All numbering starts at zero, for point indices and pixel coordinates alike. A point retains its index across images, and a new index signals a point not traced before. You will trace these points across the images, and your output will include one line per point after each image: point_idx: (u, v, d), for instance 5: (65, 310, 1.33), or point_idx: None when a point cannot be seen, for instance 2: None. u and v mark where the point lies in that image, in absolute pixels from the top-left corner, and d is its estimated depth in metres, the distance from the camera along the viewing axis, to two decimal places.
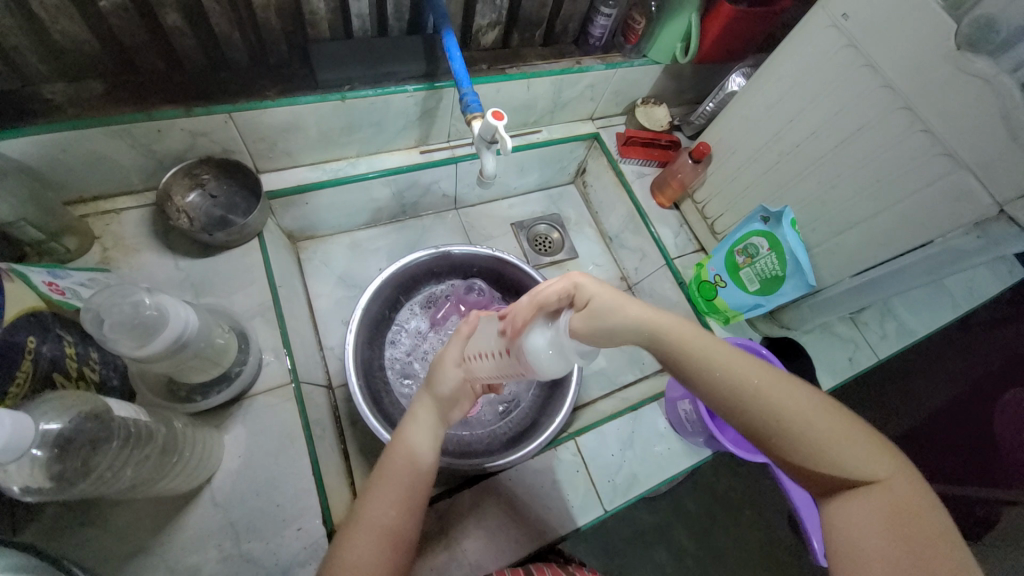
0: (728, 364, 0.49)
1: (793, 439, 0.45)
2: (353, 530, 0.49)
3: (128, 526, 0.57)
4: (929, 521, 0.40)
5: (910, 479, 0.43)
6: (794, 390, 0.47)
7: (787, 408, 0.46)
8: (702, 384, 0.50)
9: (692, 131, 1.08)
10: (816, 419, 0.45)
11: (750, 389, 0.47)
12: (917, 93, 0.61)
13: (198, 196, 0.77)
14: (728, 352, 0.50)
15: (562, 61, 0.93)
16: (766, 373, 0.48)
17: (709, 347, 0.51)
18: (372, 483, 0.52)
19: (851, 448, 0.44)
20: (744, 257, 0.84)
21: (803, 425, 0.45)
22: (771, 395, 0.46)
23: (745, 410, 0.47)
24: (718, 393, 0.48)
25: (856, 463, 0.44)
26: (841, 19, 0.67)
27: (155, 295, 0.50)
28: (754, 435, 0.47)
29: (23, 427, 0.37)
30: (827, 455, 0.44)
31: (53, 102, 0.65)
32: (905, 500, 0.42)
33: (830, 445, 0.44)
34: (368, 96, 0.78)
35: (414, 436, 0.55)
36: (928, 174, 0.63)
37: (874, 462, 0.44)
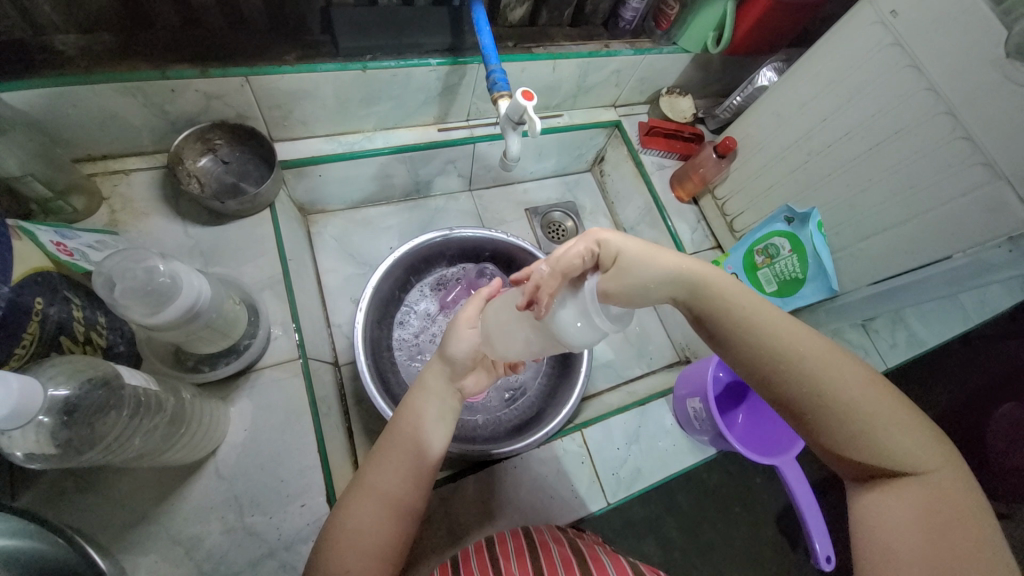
0: (782, 343, 0.48)
1: (844, 418, 0.45)
2: (357, 497, 0.50)
3: (131, 493, 0.56)
4: (971, 516, 0.40)
5: (957, 472, 0.43)
6: (851, 371, 0.46)
7: (840, 389, 0.45)
8: (758, 356, 0.49)
9: (717, 125, 1.06)
10: (870, 403, 0.45)
11: (809, 365, 0.47)
12: (961, 99, 0.59)
13: (210, 161, 0.75)
14: (789, 326, 0.49)
15: (591, 43, 0.90)
16: (825, 352, 0.47)
17: (764, 322, 0.50)
18: (380, 450, 0.53)
19: (892, 436, 0.44)
20: (764, 258, 0.83)
21: (844, 409, 0.45)
22: (828, 373, 0.46)
23: (788, 387, 0.47)
24: (764, 371, 0.49)
25: (905, 450, 0.43)
26: (889, 16, 0.64)
27: (169, 262, 0.48)
28: (801, 412, 0.47)
29: (30, 392, 0.36)
30: (876, 438, 0.44)
31: (64, 54, 0.62)
32: (951, 493, 0.41)
33: (881, 429, 0.44)
34: (390, 67, 0.75)
35: (425, 411, 0.55)
36: (964, 183, 0.61)
37: (922, 451, 0.44)
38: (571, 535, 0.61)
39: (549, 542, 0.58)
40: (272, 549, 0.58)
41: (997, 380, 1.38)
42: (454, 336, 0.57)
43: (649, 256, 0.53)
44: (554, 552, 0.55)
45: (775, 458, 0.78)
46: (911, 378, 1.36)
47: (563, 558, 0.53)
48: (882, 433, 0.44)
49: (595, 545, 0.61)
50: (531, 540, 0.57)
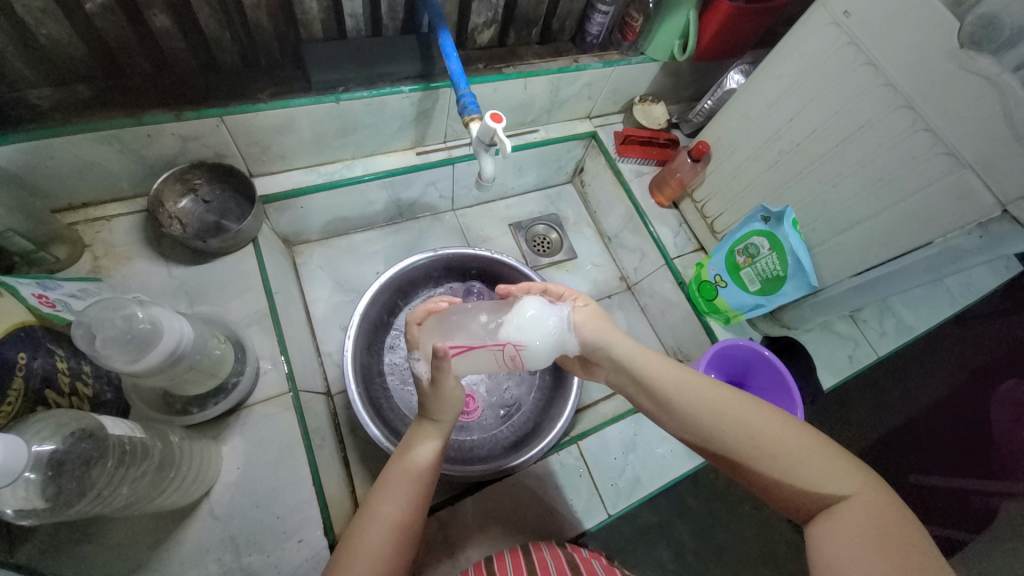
0: (698, 391, 0.51)
1: (766, 457, 0.45)
2: (364, 526, 0.50)
3: (126, 542, 0.56)
4: (902, 532, 0.39)
5: (882, 492, 0.43)
6: (759, 413, 0.48)
7: (747, 432, 0.47)
8: (677, 411, 0.51)
9: (691, 129, 1.08)
10: (782, 437, 0.46)
11: (716, 416, 0.49)
12: (918, 93, 0.61)
13: (191, 201, 0.76)
14: (699, 383, 0.52)
15: (560, 59, 0.92)
16: (734, 400, 0.49)
17: (679, 376, 0.53)
18: (387, 477, 0.53)
19: (815, 465, 0.44)
20: (744, 257, 0.84)
21: (766, 443, 0.46)
22: (737, 419, 0.48)
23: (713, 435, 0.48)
24: (690, 420, 0.50)
25: (825, 478, 0.43)
26: (842, 17, 0.66)
27: (148, 308, 0.49)
28: (729, 458, 0.48)
29: (15, 450, 0.36)
30: (792, 470, 0.44)
31: (39, 108, 0.63)
32: (877, 514, 0.41)
33: (799, 461, 0.45)
34: (363, 98, 0.77)
35: (421, 439, 0.56)
36: (930, 173, 0.63)
37: (842, 478, 0.43)
38: (569, 550, 0.61)
39: (547, 559, 0.57)
40: None
41: (993, 358, 1.39)
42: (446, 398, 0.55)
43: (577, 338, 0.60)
44: (550, 564, 0.55)
45: None
46: (907, 364, 1.37)
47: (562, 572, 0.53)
48: (801, 464, 0.44)
49: (591, 557, 0.61)
50: (528, 556, 0.57)
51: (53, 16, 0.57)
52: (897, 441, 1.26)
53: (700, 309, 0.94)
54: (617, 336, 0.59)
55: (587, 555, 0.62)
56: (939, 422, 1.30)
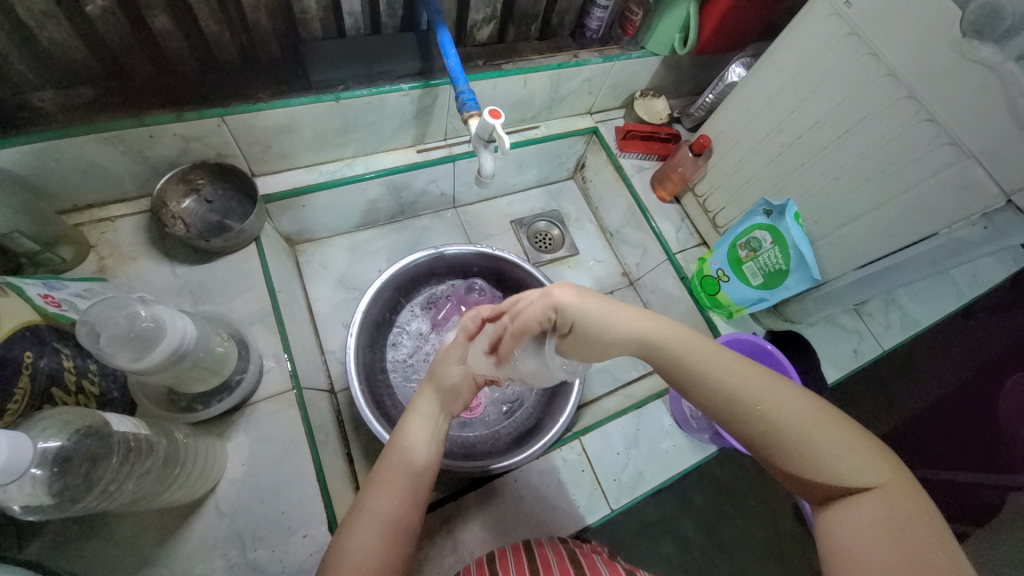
0: (730, 373, 0.49)
1: (793, 446, 0.45)
2: (358, 519, 0.50)
3: (133, 537, 0.56)
4: (924, 527, 0.39)
5: (909, 487, 0.42)
6: (795, 398, 0.46)
7: (782, 416, 0.45)
8: (706, 390, 0.49)
9: (692, 123, 1.07)
10: (815, 422, 0.45)
11: (749, 401, 0.47)
12: (921, 82, 0.60)
13: (193, 201, 0.77)
14: (733, 364, 0.49)
15: (559, 55, 0.92)
16: (769, 383, 0.47)
17: (710, 357, 0.50)
18: (377, 473, 0.54)
19: (846, 456, 0.43)
20: (747, 251, 0.83)
21: (795, 431, 0.45)
22: (771, 403, 0.46)
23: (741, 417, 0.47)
24: (717, 402, 0.49)
25: (853, 467, 0.43)
26: (843, 7, 0.65)
27: (151, 307, 0.49)
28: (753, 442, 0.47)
29: (22, 447, 0.36)
30: (821, 457, 0.44)
31: (43, 110, 0.64)
32: (903, 507, 0.41)
33: (829, 452, 0.44)
34: (363, 96, 0.77)
35: (412, 430, 0.58)
36: (934, 163, 0.62)
37: (870, 467, 0.43)
38: (570, 545, 0.62)
39: (548, 554, 0.57)
40: None
41: (1001, 351, 1.37)
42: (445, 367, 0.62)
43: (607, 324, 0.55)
44: (552, 560, 0.55)
45: None
46: (913, 358, 1.36)
47: (563, 566, 0.53)
48: (832, 451, 0.44)
49: (594, 553, 0.62)
50: (531, 551, 0.58)
51: (54, 18, 0.58)
52: (903, 435, 1.25)
53: (702, 304, 0.94)
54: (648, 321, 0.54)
55: (589, 550, 0.61)
56: (947, 416, 1.29)
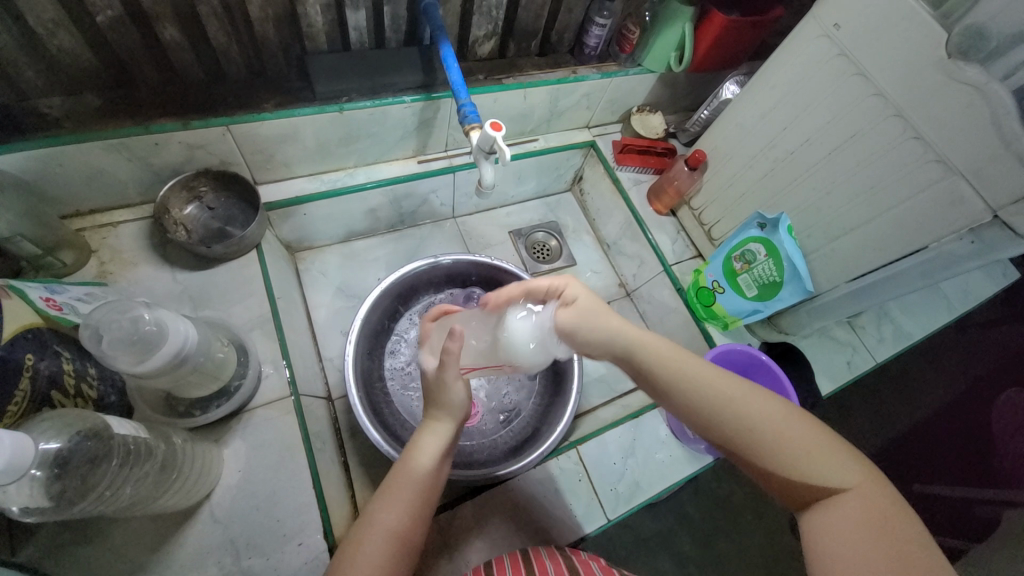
0: (703, 380, 0.49)
1: (768, 451, 0.45)
2: (364, 536, 0.50)
3: (127, 544, 0.56)
4: (895, 525, 0.40)
5: (882, 485, 0.43)
6: (767, 401, 0.47)
7: (757, 420, 0.46)
8: (682, 399, 0.50)
9: (688, 138, 1.09)
10: (787, 425, 0.46)
11: (721, 406, 0.47)
12: (908, 101, 0.62)
13: (196, 208, 0.78)
14: (706, 370, 0.50)
15: (559, 71, 0.94)
16: (741, 390, 0.48)
17: (684, 365, 0.51)
18: (390, 488, 0.53)
19: (817, 459, 0.44)
20: (742, 263, 0.85)
21: (768, 437, 0.45)
22: (746, 408, 0.47)
23: (718, 425, 0.47)
24: (693, 411, 0.49)
25: (827, 469, 0.44)
26: (833, 29, 0.67)
27: (155, 310, 0.50)
28: (731, 448, 0.47)
29: (23, 447, 0.36)
30: (796, 459, 0.44)
31: (50, 116, 0.65)
32: (877, 507, 0.41)
33: (802, 457, 0.44)
34: (366, 108, 0.78)
35: (426, 447, 0.57)
36: (922, 180, 0.64)
37: (844, 468, 0.44)
38: (567, 553, 0.62)
39: (546, 561, 0.57)
40: None
41: (993, 366, 1.39)
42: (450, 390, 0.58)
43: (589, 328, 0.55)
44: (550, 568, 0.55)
45: None
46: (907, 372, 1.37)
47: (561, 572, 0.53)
48: (805, 451, 0.44)
49: (591, 560, 0.62)
50: (528, 560, 0.58)
51: (66, 28, 0.59)
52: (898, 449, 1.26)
53: (699, 315, 0.94)
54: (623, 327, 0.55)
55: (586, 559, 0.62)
56: (940, 430, 1.30)
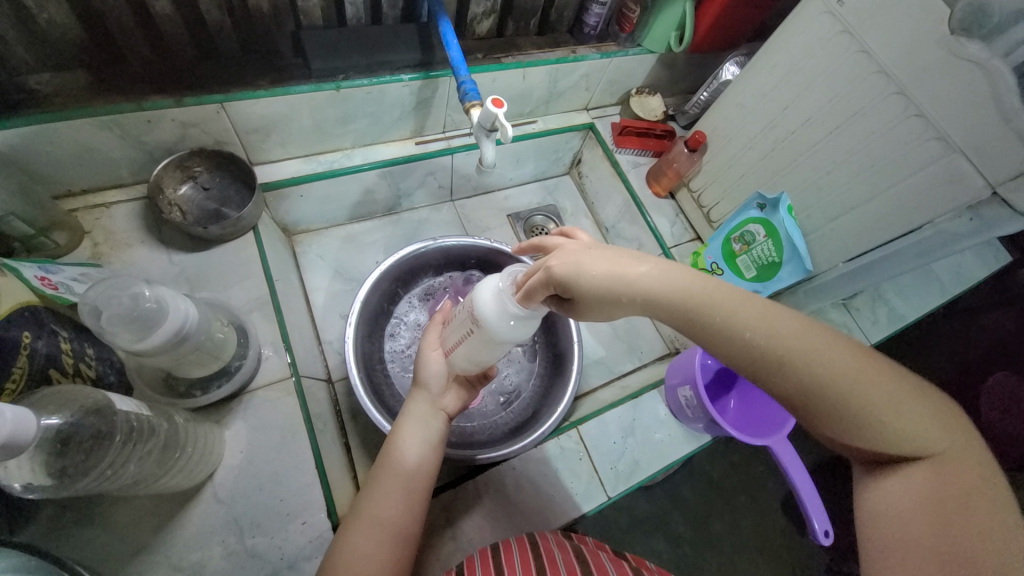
0: (759, 321, 0.40)
1: (842, 408, 0.37)
2: (353, 524, 0.53)
3: (130, 523, 0.56)
4: (977, 505, 0.34)
5: (967, 453, 0.36)
6: (849, 352, 0.38)
7: (833, 373, 0.37)
8: (734, 345, 0.41)
9: (686, 121, 1.08)
10: (869, 382, 0.37)
11: (787, 352, 0.38)
12: (911, 79, 0.62)
13: (190, 187, 0.76)
14: (764, 309, 0.41)
15: (558, 50, 0.93)
16: (812, 335, 0.39)
17: (735, 302, 0.41)
18: (379, 479, 0.56)
19: (897, 420, 0.37)
20: (740, 245, 0.86)
21: (845, 391, 0.37)
22: (815, 355, 0.38)
23: (779, 376, 0.39)
24: (746, 358, 0.40)
25: (909, 434, 0.37)
26: (836, 6, 0.67)
27: (155, 287, 0.49)
28: (793, 403, 0.39)
29: (25, 423, 0.36)
30: (875, 424, 0.37)
31: (39, 92, 0.63)
32: (960, 480, 0.35)
33: (881, 414, 0.37)
34: (363, 86, 0.77)
35: (406, 433, 0.59)
36: (922, 158, 0.64)
37: (928, 432, 0.37)
38: (574, 542, 0.61)
39: (552, 547, 0.58)
40: (276, 569, 0.58)
41: (982, 350, 1.41)
42: (426, 364, 0.63)
43: (613, 282, 0.45)
44: (557, 556, 0.55)
45: (767, 438, 0.75)
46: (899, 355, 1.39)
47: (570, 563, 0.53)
48: (888, 414, 0.37)
49: (599, 550, 0.61)
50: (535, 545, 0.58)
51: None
52: None
53: None
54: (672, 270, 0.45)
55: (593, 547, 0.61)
56: None
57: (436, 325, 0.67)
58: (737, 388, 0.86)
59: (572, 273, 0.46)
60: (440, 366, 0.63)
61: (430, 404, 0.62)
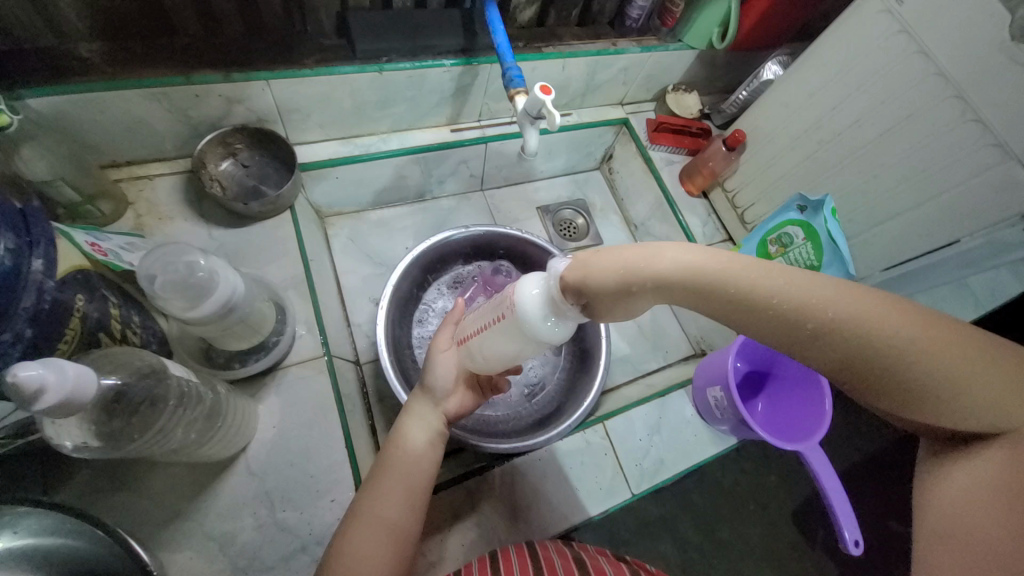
0: (807, 302, 0.37)
1: (906, 387, 0.35)
2: (353, 521, 0.52)
3: (166, 490, 0.57)
4: None
5: None
6: (912, 325, 0.35)
7: (896, 351, 0.35)
8: (782, 330, 0.38)
9: (723, 120, 1.07)
10: (938, 357, 0.34)
11: (841, 335, 0.36)
12: (970, 82, 0.61)
13: (231, 164, 0.77)
14: (815, 288, 0.37)
15: (598, 41, 0.92)
16: (871, 311, 0.36)
17: (782, 282, 0.38)
18: (380, 480, 0.55)
19: (969, 396, 0.34)
20: (777, 247, 0.85)
21: (908, 371, 0.35)
22: (876, 333, 0.35)
23: (832, 356, 0.37)
24: (796, 340, 0.38)
25: (983, 410, 0.34)
26: (895, 5, 0.66)
27: (210, 258, 0.49)
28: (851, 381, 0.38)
29: (86, 383, 0.36)
30: (942, 403, 0.35)
31: (91, 61, 0.63)
32: None
33: (950, 391, 0.34)
34: (406, 69, 0.76)
35: (407, 432, 0.58)
36: (975, 165, 0.63)
37: (1006, 406, 0.34)
38: (574, 548, 0.61)
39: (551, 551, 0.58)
40: (304, 544, 0.58)
41: None
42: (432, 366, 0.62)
43: (635, 268, 0.42)
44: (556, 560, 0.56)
45: (797, 443, 0.74)
46: None
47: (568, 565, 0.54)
48: (959, 392, 0.34)
49: (599, 556, 0.61)
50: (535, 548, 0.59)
51: None
52: None
53: None
54: (683, 253, 0.41)
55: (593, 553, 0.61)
56: None
57: (449, 323, 0.66)
58: (765, 392, 0.88)
59: (582, 279, 0.44)
60: (449, 367, 0.62)
61: (432, 406, 0.62)
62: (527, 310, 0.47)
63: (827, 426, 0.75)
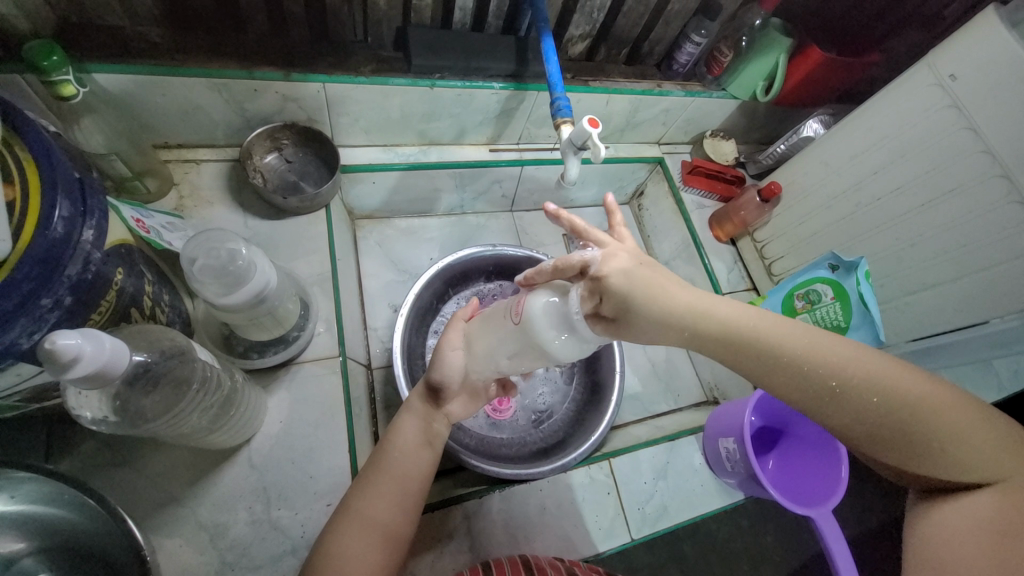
0: (811, 352, 0.41)
1: (909, 435, 0.38)
2: (342, 521, 0.51)
3: (166, 472, 0.57)
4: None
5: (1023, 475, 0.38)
6: (923, 380, 0.39)
7: (897, 398, 0.39)
8: (789, 377, 0.41)
9: (758, 170, 1.07)
10: (930, 408, 0.38)
11: (838, 375, 0.40)
12: (1019, 164, 0.61)
13: (275, 158, 0.79)
14: (817, 339, 0.41)
15: (644, 81, 0.93)
16: (867, 358, 0.40)
17: (784, 335, 0.42)
18: (373, 478, 0.54)
19: (960, 449, 0.38)
20: (803, 303, 0.84)
21: (905, 415, 0.38)
22: (877, 377, 0.39)
23: (836, 406, 0.40)
24: (804, 388, 0.41)
25: (974, 460, 0.38)
26: (947, 80, 0.66)
27: (249, 247, 0.50)
28: (852, 432, 0.40)
29: (119, 356, 0.37)
30: (943, 456, 0.38)
31: (159, 44, 0.66)
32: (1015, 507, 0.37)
33: (945, 441, 0.38)
34: (456, 88, 0.79)
35: (401, 433, 0.57)
36: (1019, 246, 0.63)
37: (988, 461, 0.38)
38: (567, 563, 0.60)
39: (545, 567, 0.56)
40: (294, 546, 0.57)
41: None
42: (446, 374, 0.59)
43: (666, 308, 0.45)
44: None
45: (809, 508, 0.71)
46: None
47: None
48: (963, 447, 0.38)
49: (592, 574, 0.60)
50: (528, 561, 0.57)
51: None
52: None
53: None
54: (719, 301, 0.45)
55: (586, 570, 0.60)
56: None
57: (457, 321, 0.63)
58: (777, 449, 0.86)
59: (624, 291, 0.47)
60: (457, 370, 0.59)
61: (427, 419, 0.59)
62: (540, 326, 0.49)
63: (842, 493, 0.72)
